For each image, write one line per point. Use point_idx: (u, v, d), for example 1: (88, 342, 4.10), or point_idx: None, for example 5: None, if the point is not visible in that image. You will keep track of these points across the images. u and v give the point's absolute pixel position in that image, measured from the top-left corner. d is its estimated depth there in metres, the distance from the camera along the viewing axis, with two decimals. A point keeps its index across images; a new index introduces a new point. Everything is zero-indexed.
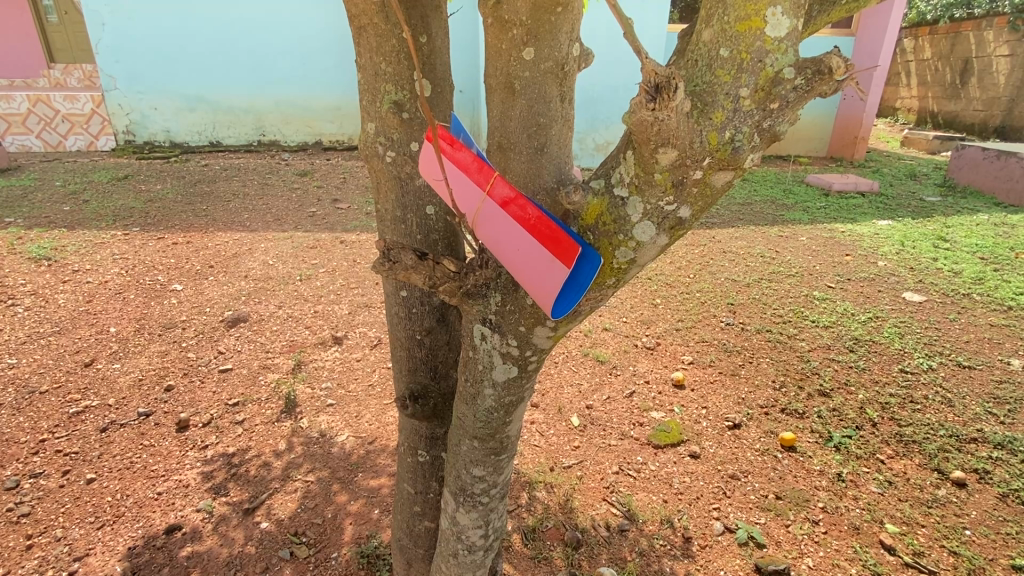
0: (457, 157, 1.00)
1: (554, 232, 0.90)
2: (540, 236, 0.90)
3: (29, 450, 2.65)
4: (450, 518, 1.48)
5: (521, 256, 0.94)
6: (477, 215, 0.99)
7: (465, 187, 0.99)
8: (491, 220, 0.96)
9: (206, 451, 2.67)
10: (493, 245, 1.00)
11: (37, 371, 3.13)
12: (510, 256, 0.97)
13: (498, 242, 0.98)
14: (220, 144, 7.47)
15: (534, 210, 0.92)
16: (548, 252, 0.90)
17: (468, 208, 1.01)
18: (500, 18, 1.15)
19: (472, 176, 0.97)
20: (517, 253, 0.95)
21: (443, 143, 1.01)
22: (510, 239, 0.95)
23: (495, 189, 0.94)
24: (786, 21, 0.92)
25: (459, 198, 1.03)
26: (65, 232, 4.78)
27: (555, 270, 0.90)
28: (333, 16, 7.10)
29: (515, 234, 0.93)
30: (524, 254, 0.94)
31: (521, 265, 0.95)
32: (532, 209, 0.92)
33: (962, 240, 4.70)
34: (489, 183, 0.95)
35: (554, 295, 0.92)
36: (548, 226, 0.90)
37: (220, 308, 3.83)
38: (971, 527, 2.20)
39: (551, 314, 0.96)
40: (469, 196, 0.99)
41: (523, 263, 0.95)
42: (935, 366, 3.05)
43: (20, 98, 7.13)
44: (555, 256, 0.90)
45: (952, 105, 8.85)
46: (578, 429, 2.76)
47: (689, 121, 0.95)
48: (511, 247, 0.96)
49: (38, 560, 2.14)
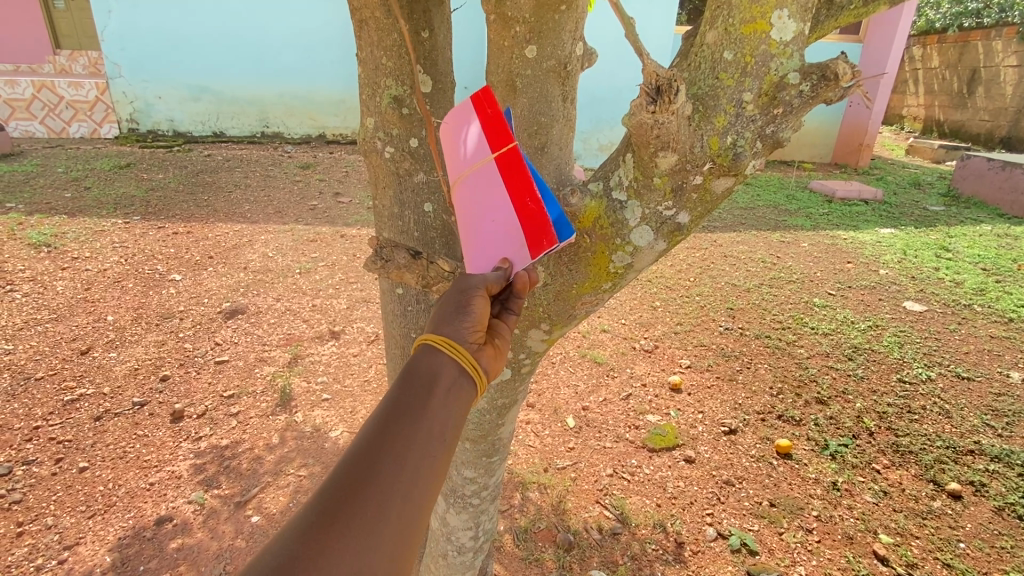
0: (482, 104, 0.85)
1: (546, 223, 0.84)
2: (528, 227, 0.84)
3: (23, 436, 2.65)
4: (439, 518, 1.44)
5: (495, 234, 0.86)
6: (467, 179, 0.86)
7: (468, 144, 0.86)
8: (484, 193, 0.85)
9: (199, 443, 2.65)
10: (467, 216, 0.89)
11: (33, 358, 3.12)
12: (479, 244, 0.88)
13: (472, 222, 0.88)
14: (224, 135, 7.45)
15: (532, 199, 0.83)
16: (526, 250, 0.86)
17: (459, 172, 0.88)
18: (502, 15, 1.14)
19: (489, 139, 0.84)
20: (494, 238, 0.86)
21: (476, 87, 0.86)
22: (499, 220, 0.85)
23: (508, 161, 0.83)
24: (792, 25, 0.90)
25: (455, 154, 0.89)
26: (65, 219, 4.77)
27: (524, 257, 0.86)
28: (337, 11, 7.08)
29: (502, 219, 0.85)
30: (502, 247, 0.87)
31: (493, 256, 0.88)
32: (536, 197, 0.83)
33: (964, 251, 4.68)
34: (506, 147, 0.83)
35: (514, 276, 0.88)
36: (542, 219, 0.83)
37: (219, 299, 3.81)
38: (965, 540, 2.19)
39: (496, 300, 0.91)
40: (473, 158, 0.85)
41: (495, 254, 0.88)
42: (934, 377, 3.04)
43: (24, 84, 7.15)
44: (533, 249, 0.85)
45: (958, 115, 8.82)
46: (573, 431, 2.75)
47: (690, 126, 0.94)
48: (490, 228, 0.86)
49: (29, 548, 2.14)
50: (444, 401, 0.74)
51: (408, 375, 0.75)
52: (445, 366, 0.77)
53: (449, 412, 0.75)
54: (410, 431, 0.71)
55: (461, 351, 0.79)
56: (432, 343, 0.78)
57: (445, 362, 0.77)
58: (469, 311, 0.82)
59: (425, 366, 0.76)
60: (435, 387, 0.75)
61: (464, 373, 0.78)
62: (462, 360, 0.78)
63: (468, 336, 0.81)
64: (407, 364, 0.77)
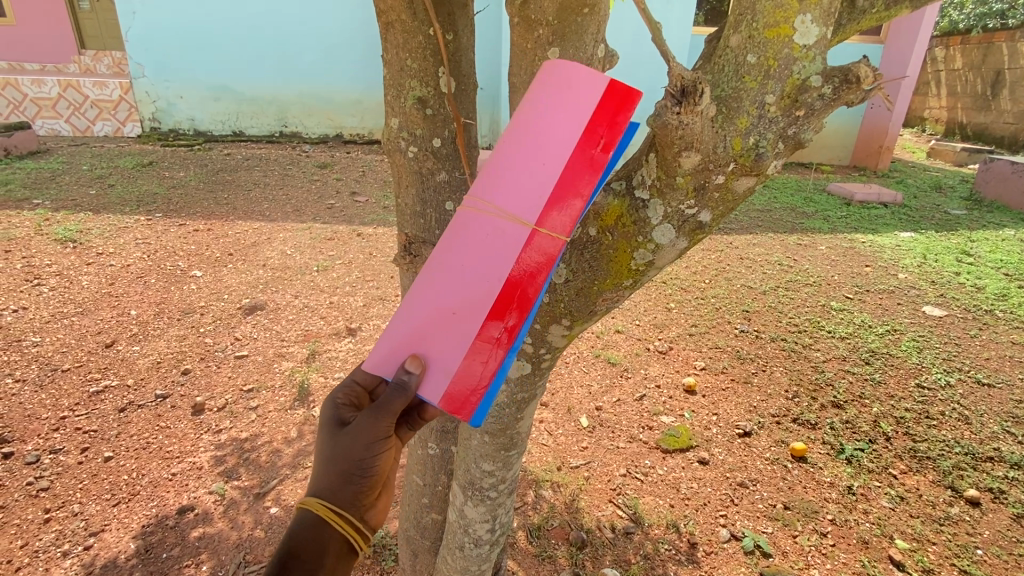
0: (595, 163, 0.88)
1: (488, 367, 0.90)
2: (473, 356, 0.89)
3: (50, 426, 2.73)
4: (457, 511, 1.46)
5: (453, 316, 0.89)
6: (504, 217, 0.88)
7: (534, 189, 0.88)
8: (497, 244, 0.87)
9: (220, 435, 2.71)
10: (466, 255, 0.89)
11: (60, 350, 3.21)
12: (438, 287, 0.91)
13: (462, 244, 0.90)
14: (243, 134, 7.58)
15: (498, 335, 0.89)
16: (453, 377, 0.90)
17: (501, 200, 0.89)
18: (526, 17, 1.16)
19: (556, 213, 0.87)
20: (454, 315, 0.89)
21: (616, 129, 0.87)
22: (475, 295, 0.88)
23: (538, 249, 0.87)
24: (814, 29, 0.92)
25: (519, 179, 0.89)
26: (90, 216, 4.88)
27: (438, 391, 0.90)
28: (356, 11, 7.15)
29: (475, 318, 0.88)
30: (447, 332, 0.89)
31: (429, 338, 0.91)
32: (511, 338, 0.90)
33: (986, 255, 4.61)
34: (552, 240, 0.88)
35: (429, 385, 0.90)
36: (488, 362, 0.89)
37: (238, 295, 3.89)
38: (983, 547, 2.17)
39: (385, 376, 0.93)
40: (529, 202, 0.87)
41: (432, 334, 0.90)
42: (953, 383, 3.00)
43: (51, 83, 7.32)
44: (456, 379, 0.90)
45: (981, 117, 8.67)
46: (586, 431, 2.77)
47: (713, 126, 0.95)
48: (464, 291, 0.89)
49: (56, 534, 2.21)
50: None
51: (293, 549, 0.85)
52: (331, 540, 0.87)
53: None
54: None
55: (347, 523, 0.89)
56: (322, 513, 0.88)
57: (328, 541, 0.87)
58: (367, 472, 0.92)
59: (308, 547, 0.86)
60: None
61: (346, 547, 0.89)
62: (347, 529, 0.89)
63: (355, 501, 0.91)
64: (292, 534, 0.86)
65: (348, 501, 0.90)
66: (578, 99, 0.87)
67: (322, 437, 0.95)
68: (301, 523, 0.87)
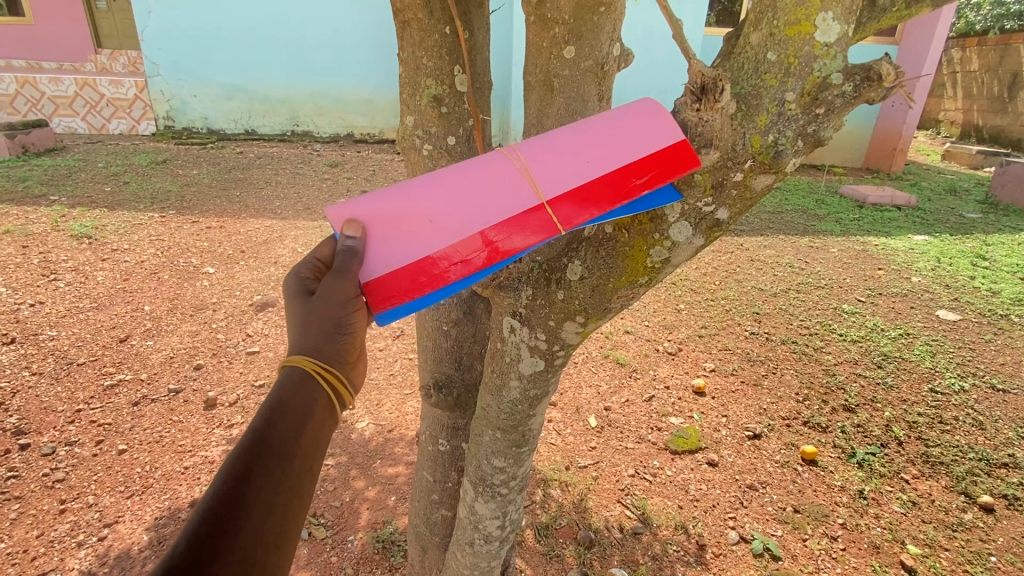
0: (631, 186, 0.91)
1: (427, 282, 0.89)
2: (420, 263, 0.88)
3: (66, 418, 2.77)
4: (468, 507, 1.47)
5: (434, 220, 0.90)
6: (533, 174, 0.91)
7: (571, 174, 0.91)
8: (505, 195, 0.90)
9: (231, 430, 2.74)
10: (482, 181, 0.91)
11: (75, 345, 3.25)
12: (435, 189, 0.91)
13: (480, 168, 0.92)
14: (255, 133, 7.64)
15: (451, 262, 0.89)
16: (395, 277, 0.88)
17: (540, 161, 0.92)
18: (542, 16, 1.16)
19: (570, 204, 0.90)
20: (438, 222, 0.90)
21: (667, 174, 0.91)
22: (460, 217, 0.90)
23: (535, 223, 0.89)
24: (836, 27, 0.92)
25: (570, 160, 0.92)
26: (105, 212, 4.95)
27: (376, 276, 0.88)
28: (368, 11, 7.19)
29: (452, 233, 0.89)
30: (416, 231, 0.90)
31: (397, 223, 0.90)
32: (464, 273, 0.89)
33: (1002, 260, 4.55)
34: (552, 223, 0.89)
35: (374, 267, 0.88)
36: (428, 281, 0.89)
37: (250, 292, 3.92)
38: (997, 554, 2.14)
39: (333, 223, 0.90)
40: (558, 182, 0.90)
41: (404, 228, 0.90)
42: (967, 388, 2.97)
43: (68, 81, 7.42)
44: (394, 275, 0.88)
45: (998, 119, 8.56)
46: (595, 431, 2.76)
47: (732, 123, 0.95)
48: (458, 207, 0.90)
49: (71, 525, 2.25)
50: (311, 437, 0.82)
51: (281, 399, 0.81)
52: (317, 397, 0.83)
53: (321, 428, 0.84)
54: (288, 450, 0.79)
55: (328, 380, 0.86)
56: (308, 370, 0.84)
57: (316, 396, 0.83)
58: (346, 329, 0.86)
59: (298, 400, 0.81)
60: (307, 422, 0.81)
61: (330, 402, 0.86)
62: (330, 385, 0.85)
63: (339, 357, 0.87)
64: (279, 388, 0.82)
65: (329, 355, 0.86)
66: (657, 133, 0.91)
67: (287, 308, 0.90)
68: (289, 380, 0.83)
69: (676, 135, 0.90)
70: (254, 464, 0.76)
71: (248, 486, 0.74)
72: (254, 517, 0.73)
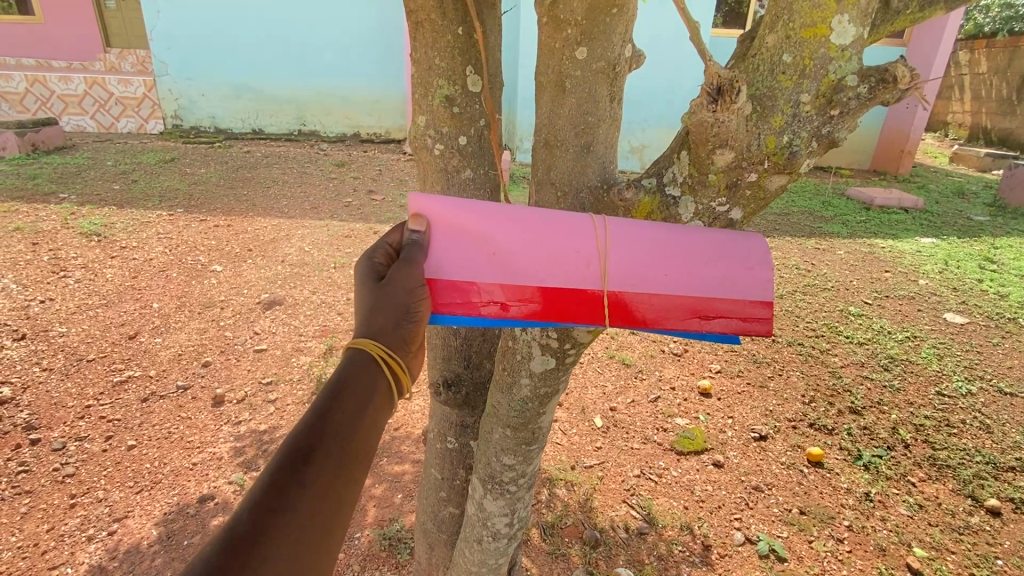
0: (680, 317, 0.94)
1: (476, 305, 0.92)
2: (481, 284, 0.91)
3: (76, 414, 2.79)
4: (476, 504, 1.48)
5: (513, 253, 0.92)
6: (621, 255, 0.93)
7: (654, 276, 0.93)
8: (570, 263, 0.92)
9: (239, 426, 2.76)
10: (575, 245, 0.93)
11: (85, 341, 3.28)
12: (515, 224, 0.93)
13: (579, 230, 0.94)
14: (263, 132, 7.68)
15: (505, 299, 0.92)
16: (444, 294, 0.90)
17: (635, 248, 0.94)
18: (555, 17, 1.18)
19: (633, 303, 0.93)
20: (519, 258, 0.92)
21: (714, 320, 0.95)
22: (523, 262, 0.92)
23: (593, 303, 0.93)
24: (852, 29, 0.92)
25: (664, 263, 0.94)
26: (114, 210, 4.99)
27: (442, 284, 0.91)
28: (375, 11, 7.22)
29: (523, 272, 0.92)
30: (481, 255, 0.92)
31: (467, 238, 0.91)
32: (511, 314, 0.92)
33: (1010, 263, 4.53)
34: (606, 310, 0.93)
35: (445, 275, 0.91)
36: (478, 305, 0.92)
37: (257, 290, 3.95)
38: (1003, 557, 2.13)
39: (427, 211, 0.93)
40: (636, 279, 0.93)
41: (470, 247, 0.91)
42: (975, 392, 2.96)
43: (77, 80, 7.48)
44: (455, 288, 0.91)
45: (1006, 122, 8.51)
46: (600, 431, 2.77)
47: (748, 124, 0.96)
48: (539, 253, 0.92)
49: (81, 519, 2.27)
50: (371, 422, 0.73)
51: (342, 376, 0.74)
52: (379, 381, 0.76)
53: (378, 413, 0.75)
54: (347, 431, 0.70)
55: (392, 363, 0.78)
56: (374, 353, 0.77)
57: (378, 381, 0.76)
58: (414, 316, 0.84)
59: (362, 381, 0.74)
60: (369, 404, 0.74)
61: (391, 390, 0.78)
62: (393, 374, 0.79)
63: (404, 345, 0.81)
64: (343, 366, 0.76)
65: (393, 340, 0.80)
66: (745, 281, 0.95)
67: (355, 290, 0.87)
68: (354, 361, 0.76)
69: (757, 292, 0.94)
70: (315, 440, 0.68)
71: (308, 463, 0.66)
72: (313, 496, 0.65)
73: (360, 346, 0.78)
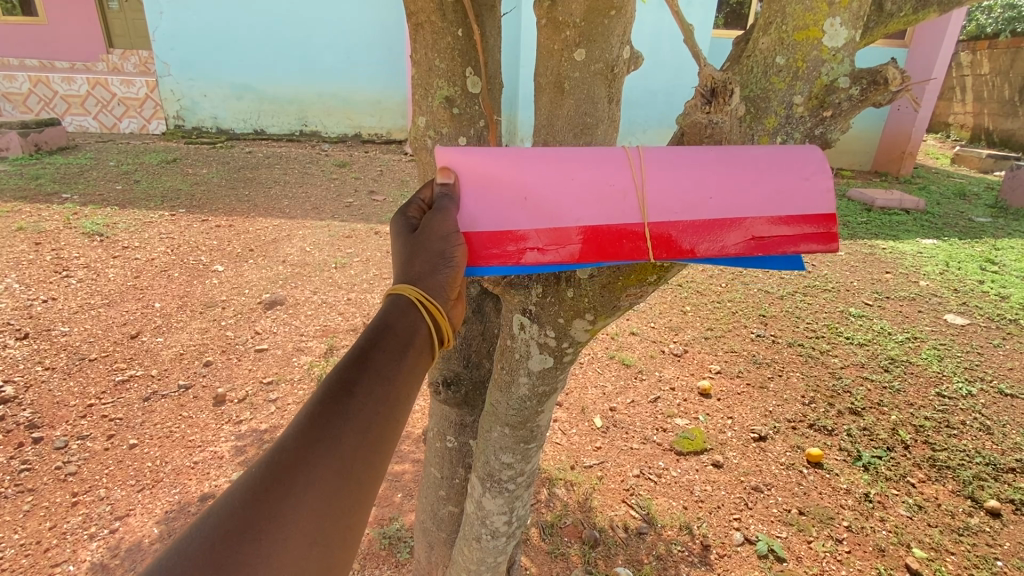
0: (733, 243, 0.91)
1: (517, 252, 0.90)
2: (518, 231, 0.90)
3: (78, 413, 2.81)
4: (475, 502, 1.49)
5: (548, 195, 0.91)
6: (662, 186, 0.91)
7: (699, 203, 0.90)
8: (608, 199, 0.91)
9: (240, 426, 2.77)
10: (611, 179, 0.91)
11: (87, 340, 3.30)
12: (549, 167, 0.92)
13: (613, 166, 0.92)
14: (264, 132, 7.70)
15: (546, 242, 0.90)
16: (481, 244, 0.89)
17: (675, 178, 0.91)
18: (554, 19, 1.19)
19: (681, 233, 0.90)
20: (554, 200, 0.91)
21: (771, 241, 0.91)
22: (562, 203, 0.91)
23: (639, 237, 0.90)
24: (843, 31, 0.94)
25: (706, 188, 0.91)
26: (117, 211, 5.01)
27: (479, 233, 0.90)
28: (378, 12, 7.24)
29: (561, 213, 0.90)
30: (515, 202, 0.91)
31: (498, 187, 0.91)
32: (554, 257, 0.90)
33: (1011, 264, 4.52)
34: (653, 242, 0.90)
35: (481, 224, 0.90)
36: (519, 251, 0.90)
37: (258, 290, 3.96)
38: (1003, 559, 2.13)
39: (454, 163, 0.91)
40: (682, 208, 0.90)
41: (505, 194, 0.91)
42: (975, 393, 2.96)
43: (80, 81, 7.51)
44: (493, 236, 0.90)
45: (1008, 123, 8.50)
46: (600, 431, 2.78)
47: (741, 126, 0.96)
48: (575, 193, 0.91)
49: (83, 517, 2.28)
50: (412, 364, 0.75)
51: (383, 322, 0.77)
52: (420, 328, 0.78)
53: (418, 355, 0.77)
54: (385, 371, 0.72)
55: (432, 308, 0.80)
56: (414, 299, 0.80)
57: (417, 325, 0.78)
58: (450, 261, 0.84)
59: (401, 325, 0.77)
60: (409, 347, 0.76)
61: (430, 337, 0.80)
62: (434, 318, 0.80)
63: (442, 291, 0.82)
64: (383, 314, 0.78)
65: (432, 287, 0.82)
66: (799, 198, 0.91)
67: (391, 241, 0.89)
68: (394, 307, 0.79)
69: (813, 206, 0.91)
70: (355, 377, 0.71)
71: (349, 400, 0.69)
72: (353, 429, 0.68)
73: (402, 296, 0.80)
